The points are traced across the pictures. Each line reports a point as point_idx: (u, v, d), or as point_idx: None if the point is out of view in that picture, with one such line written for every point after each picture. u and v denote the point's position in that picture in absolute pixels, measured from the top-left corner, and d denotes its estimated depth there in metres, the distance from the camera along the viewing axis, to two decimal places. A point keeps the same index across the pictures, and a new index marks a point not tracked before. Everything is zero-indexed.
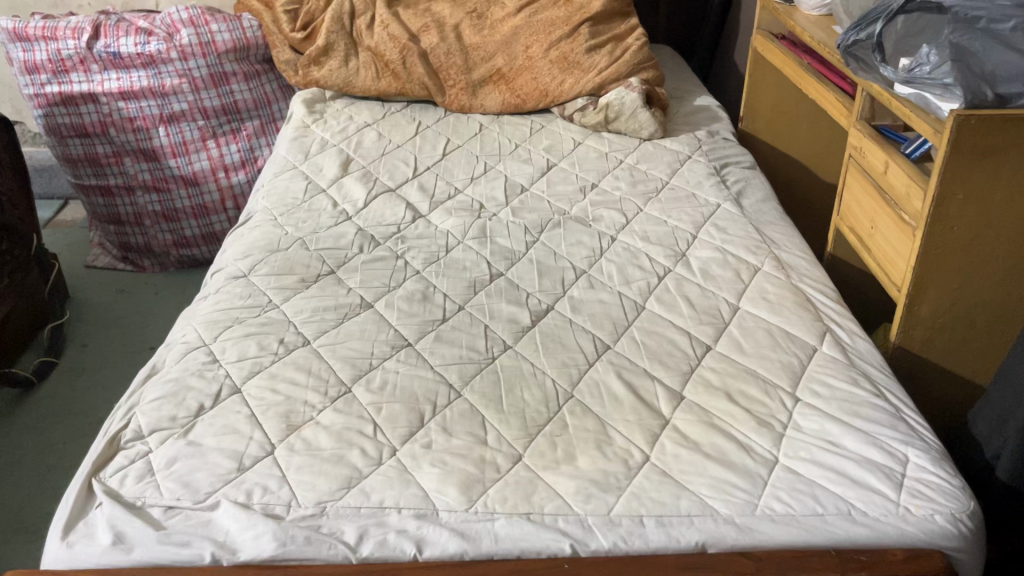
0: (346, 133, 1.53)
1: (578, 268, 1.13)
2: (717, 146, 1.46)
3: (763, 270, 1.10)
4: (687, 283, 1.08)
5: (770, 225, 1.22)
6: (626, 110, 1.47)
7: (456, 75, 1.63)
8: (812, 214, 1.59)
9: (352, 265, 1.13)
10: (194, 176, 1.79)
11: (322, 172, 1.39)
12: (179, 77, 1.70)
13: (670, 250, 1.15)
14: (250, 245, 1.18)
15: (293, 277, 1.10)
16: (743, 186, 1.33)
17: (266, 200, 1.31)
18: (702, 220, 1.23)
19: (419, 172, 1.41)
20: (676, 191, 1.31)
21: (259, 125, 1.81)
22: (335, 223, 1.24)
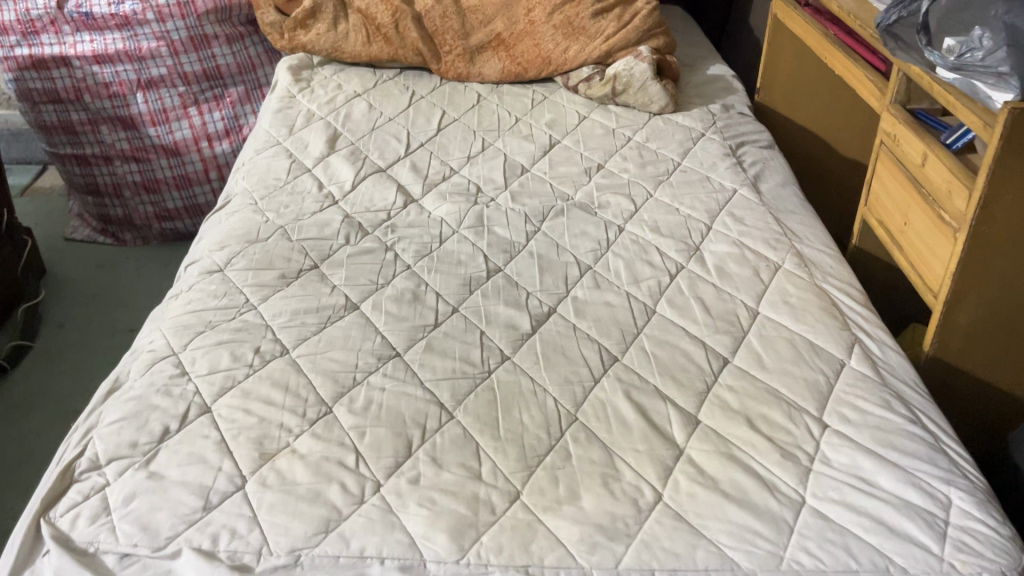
0: (334, 104, 1.43)
1: (582, 263, 1.04)
2: (731, 122, 1.36)
3: (784, 269, 1.01)
4: (702, 283, 0.99)
5: (791, 215, 1.13)
6: (635, 82, 1.36)
7: (452, 41, 1.52)
8: (831, 194, 1.50)
9: (336, 259, 1.04)
10: (175, 145, 1.68)
11: (308, 149, 1.30)
12: (156, 40, 1.59)
13: (683, 243, 1.06)
14: (226, 234, 1.09)
15: (272, 272, 1.01)
16: (761, 168, 1.23)
17: (246, 181, 1.22)
18: (717, 209, 1.13)
19: (412, 150, 1.31)
20: (689, 175, 1.21)
21: (244, 91, 1.71)
22: (320, 209, 1.15)
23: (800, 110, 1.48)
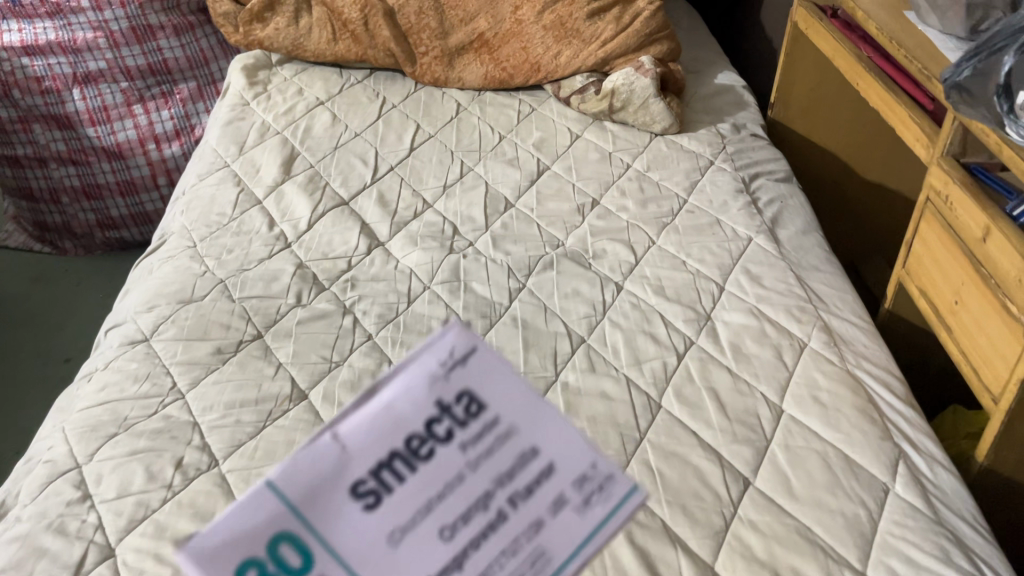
0: (293, 114, 1.25)
1: (574, 334, 0.89)
2: (743, 146, 1.20)
3: (811, 349, 0.86)
4: (715, 368, 0.84)
5: (815, 272, 0.97)
6: (635, 99, 1.20)
7: (429, 41, 1.35)
8: None
9: (284, 327, 0.88)
10: (117, 148, 1.50)
11: (259, 173, 1.12)
12: (94, 30, 1.39)
13: (691, 311, 0.91)
14: (156, 290, 0.93)
15: (207, 345, 0.86)
16: (779, 209, 1.07)
17: (185, 216, 1.05)
18: (731, 263, 0.98)
19: (380, 176, 1.14)
20: (697, 216, 1.05)
21: (195, 87, 1.52)
22: (268, 256, 0.98)
23: (818, 127, 1.32)
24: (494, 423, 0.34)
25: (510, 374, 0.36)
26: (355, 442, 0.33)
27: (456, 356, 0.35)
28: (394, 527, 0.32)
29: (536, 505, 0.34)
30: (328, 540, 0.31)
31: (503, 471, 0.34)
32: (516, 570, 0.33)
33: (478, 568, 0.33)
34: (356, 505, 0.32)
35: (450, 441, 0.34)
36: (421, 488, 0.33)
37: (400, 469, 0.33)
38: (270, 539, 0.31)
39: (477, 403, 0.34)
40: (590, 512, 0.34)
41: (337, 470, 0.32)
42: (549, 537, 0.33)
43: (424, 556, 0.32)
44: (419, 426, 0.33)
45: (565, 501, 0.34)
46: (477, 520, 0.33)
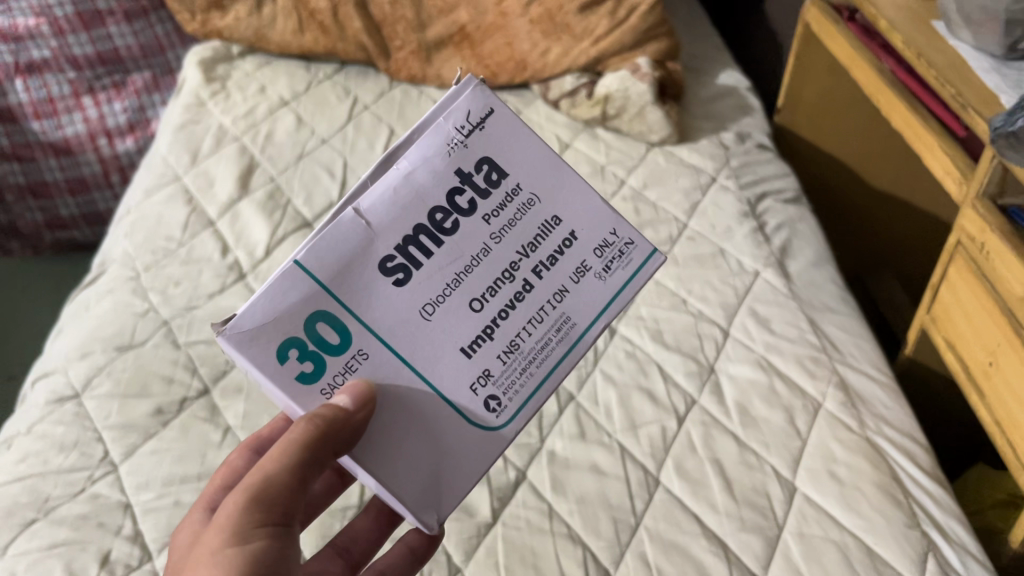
0: (254, 117, 1.14)
1: (562, 388, 0.79)
2: (748, 158, 1.10)
3: (826, 411, 0.77)
4: (720, 435, 0.75)
5: (828, 314, 0.88)
6: (631, 106, 1.09)
7: (404, 33, 1.23)
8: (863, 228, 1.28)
9: (234, 380, 0.78)
10: (66, 143, 1.38)
11: (213, 188, 1.01)
12: (36, 16, 1.27)
13: (692, 361, 0.82)
14: (91, 334, 0.82)
15: (145, 404, 0.75)
16: (788, 237, 0.98)
17: (128, 240, 0.94)
18: (735, 303, 0.88)
19: (349, 191, 1.03)
20: (698, 244, 0.96)
21: (150, 78, 1.39)
22: (220, 291, 0.88)
23: (826, 134, 1.22)
24: (515, 191, 0.53)
25: (527, 143, 0.54)
26: (378, 216, 0.51)
27: (473, 121, 0.53)
28: (426, 297, 0.51)
29: (561, 270, 0.54)
30: (359, 317, 0.50)
31: (527, 239, 0.53)
32: (547, 321, 0.54)
33: (504, 330, 0.53)
34: (390, 277, 0.51)
35: (474, 212, 0.52)
36: (455, 251, 0.52)
37: (432, 234, 0.51)
38: (307, 318, 0.49)
39: (494, 171, 0.53)
40: (610, 275, 0.55)
41: (372, 238, 0.50)
42: (570, 301, 0.54)
43: (460, 316, 0.52)
44: (444, 200, 0.52)
45: (586, 267, 0.55)
46: (506, 288, 0.53)
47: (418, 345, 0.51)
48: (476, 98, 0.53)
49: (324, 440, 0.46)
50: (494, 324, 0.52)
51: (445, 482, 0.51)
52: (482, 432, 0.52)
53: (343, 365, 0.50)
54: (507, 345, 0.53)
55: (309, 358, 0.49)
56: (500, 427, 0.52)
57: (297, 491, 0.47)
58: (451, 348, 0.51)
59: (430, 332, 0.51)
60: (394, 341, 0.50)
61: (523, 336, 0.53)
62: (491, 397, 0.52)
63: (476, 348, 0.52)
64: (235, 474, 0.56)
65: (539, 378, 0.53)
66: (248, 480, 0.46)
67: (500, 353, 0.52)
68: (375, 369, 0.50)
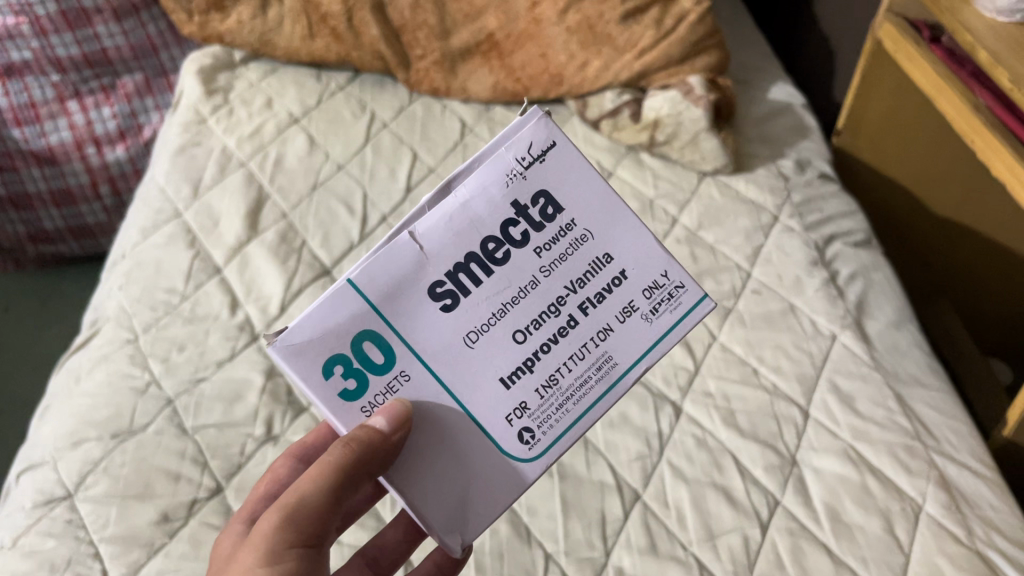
0: (261, 137, 1.02)
1: (625, 488, 0.70)
2: (811, 192, 0.99)
3: (928, 516, 0.68)
4: (810, 549, 0.66)
5: (917, 388, 0.78)
6: (684, 133, 0.99)
7: (426, 41, 1.10)
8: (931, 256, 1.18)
9: (251, 476, 0.68)
10: (49, 152, 1.26)
11: (218, 227, 0.90)
12: (15, 14, 1.12)
13: (772, 451, 0.72)
14: (83, 416, 0.71)
15: (148, 510, 0.65)
16: (863, 290, 0.88)
17: (124, 294, 0.83)
18: (814, 375, 0.78)
19: (370, 229, 0.92)
20: (765, 299, 0.85)
21: (143, 81, 1.27)
22: (230, 357, 0.77)
23: (886, 153, 1.12)
24: (569, 226, 0.49)
25: (587, 174, 0.50)
26: (430, 240, 0.47)
27: (534, 153, 0.49)
28: (471, 324, 0.48)
29: (607, 308, 0.50)
30: (404, 339, 0.47)
31: (577, 275, 0.50)
32: (589, 358, 0.50)
33: (545, 365, 0.49)
34: (436, 302, 0.48)
35: (526, 244, 0.49)
36: (502, 281, 0.48)
37: (482, 264, 0.48)
38: (353, 337, 0.47)
39: (551, 204, 0.49)
40: (659, 317, 0.51)
41: (424, 264, 0.47)
42: (614, 342, 0.50)
43: (502, 348, 0.49)
44: (499, 229, 0.48)
45: (633, 307, 0.51)
46: (550, 322, 0.49)
47: (458, 373, 0.48)
48: (540, 128, 0.49)
49: (360, 467, 0.44)
50: (536, 358, 0.49)
51: (472, 510, 0.49)
52: (513, 466, 0.49)
53: (384, 386, 0.48)
54: (546, 380, 0.49)
55: (353, 376, 0.47)
56: (532, 461, 0.49)
57: (330, 514, 0.46)
58: (490, 377, 0.49)
59: (470, 361, 0.48)
60: (433, 364, 0.48)
61: (564, 373, 0.50)
62: (526, 431, 0.49)
63: (516, 379, 0.49)
64: (277, 485, 0.55)
65: (575, 415, 0.50)
66: (282, 500, 0.45)
67: (539, 387, 0.49)
68: (416, 393, 0.48)
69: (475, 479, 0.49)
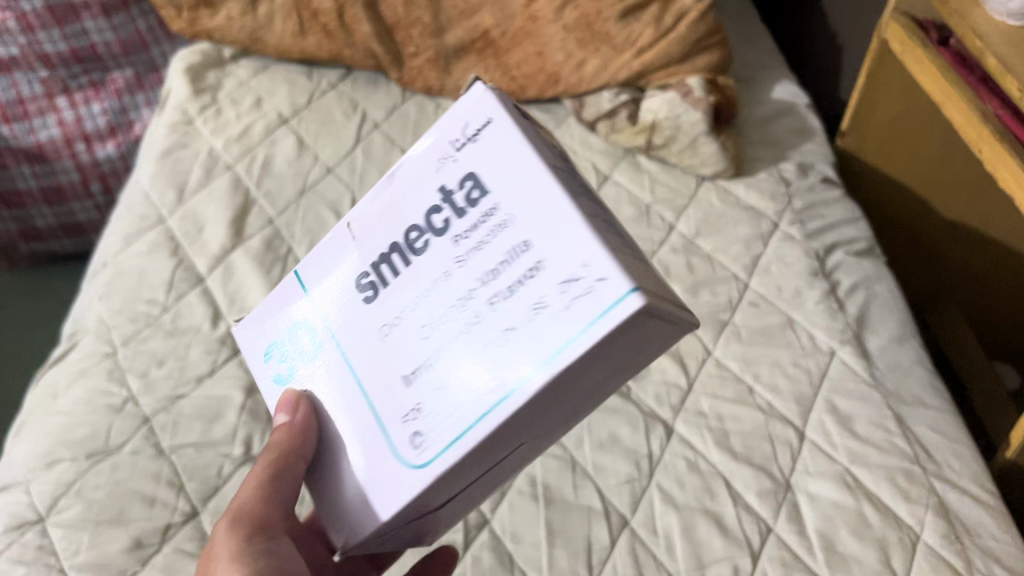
0: (249, 139, 0.99)
1: (613, 513, 0.67)
2: (813, 197, 0.96)
3: (925, 546, 0.66)
4: None
5: (918, 409, 0.76)
6: (683, 137, 0.96)
7: (420, 39, 1.07)
8: (936, 262, 1.15)
9: (227, 500, 0.66)
10: (39, 149, 1.24)
11: (203, 235, 0.88)
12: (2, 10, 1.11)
13: (766, 476, 0.70)
14: (59, 436, 0.70)
15: (121, 536, 0.64)
16: (866, 303, 0.85)
17: (104, 305, 0.81)
18: (812, 395, 0.76)
19: None
20: (764, 312, 0.83)
21: (133, 76, 1.24)
22: (211, 373, 0.76)
23: (895, 156, 1.09)
24: (489, 212, 0.43)
25: (512, 151, 0.44)
26: (359, 229, 0.49)
27: (468, 132, 0.46)
28: (383, 317, 0.47)
29: (517, 304, 0.41)
30: (331, 330, 0.50)
31: (492, 264, 0.43)
32: (487, 362, 0.41)
33: (437, 363, 0.43)
34: (362, 294, 0.48)
35: (447, 231, 0.45)
36: (415, 272, 0.46)
37: (401, 254, 0.47)
38: (289, 326, 0.52)
39: (477, 187, 0.44)
40: (568, 311, 0.39)
41: (353, 255, 0.49)
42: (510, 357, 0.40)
43: (404, 342, 0.45)
44: (421, 219, 0.46)
45: (545, 305, 0.40)
46: (453, 317, 0.43)
47: (370, 366, 0.47)
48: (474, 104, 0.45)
49: (280, 461, 0.47)
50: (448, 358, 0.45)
51: (355, 510, 0.46)
52: (398, 475, 0.43)
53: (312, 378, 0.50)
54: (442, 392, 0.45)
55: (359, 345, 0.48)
56: (418, 471, 0.43)
57: (280, 512, 0.49)
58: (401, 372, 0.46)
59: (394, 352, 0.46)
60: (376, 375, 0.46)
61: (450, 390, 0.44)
62: (417, 434, 0.43)
63: (411, 378, 0.45)
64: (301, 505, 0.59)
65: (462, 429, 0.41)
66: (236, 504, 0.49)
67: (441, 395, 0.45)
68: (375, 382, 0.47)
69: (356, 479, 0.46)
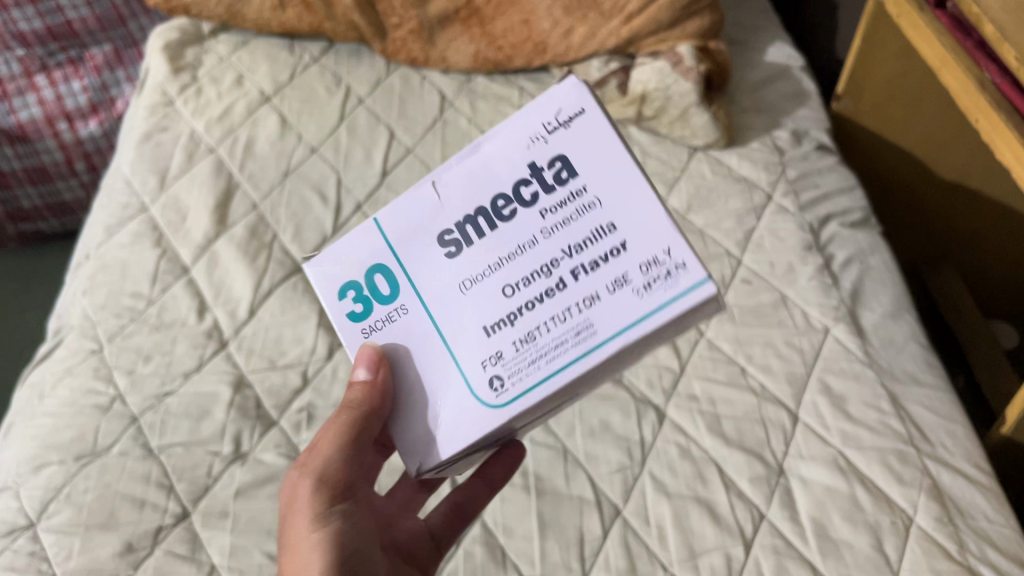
0: (230, 119, 0.97)
1: (604, 503, 0.67)
2: (807, 166, 0.95)
3: (918, 530, 0.65)
4: (794, 569, 0.63)
5: (912, 387, 0.75)
6: (674, 108, 0.94)
7: (403, 8, 1.04)
8: (934, 224, 1.13)
9: (217, 500, 0.66)
10: (20, 130, 1.21)
11: (186, 223, 0.86)
12: None
13: (758, 461, 0.69)
14: (47, 439, 0.70)
15: (112, 540, 0.63)
16: (859, 278, 0.84)
17: (88, 301, 0.81)
18: (804, 375, 0.75)
19: (343, 218, 0.88)
20: (756, 290, 0.82)
21: (112, 51, 1.21)
22: (197, 367, 0.75)
23: (902, 122, 1.06)
24: (578, 192, 0.45)
25: (611, 140, 0.45)
26: (445, 187, 0.48)
27: (562, 119, 0.46)
28: (467, 273, 0.47)
29: (600, 276, 0.44)
30: (409, 275, 0.48)
31: (576, 240, 0.45)
32: (568, 323, 0.45)
33: (527, 319, 0.46)
34: (442, 249, 0.47)
35: (533, 206, 0.46)
36: (505, 238, 0.46)
37: (488, 218, 0.47)
38: (367, 269, 0.49)
39: (566, 168, 0.46)
40: (648, 294, 0.44)
41: (438, 211, 0.47)
42: (600, 312, 0.44)
43: (490, 300, 0.46)
44: (510, 188, 0.46)
45: (624, 280, 0.44)
46: (539, 282, 0.45)
47: (446, 309, 0.47)
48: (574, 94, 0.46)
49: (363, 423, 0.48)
50: (519, 313, 0.46)
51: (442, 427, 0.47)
52: (482, 408, 0.46)
53: (386, 315, 0.49)
54: (524, 334, 0.46)
55: (363, 302, 0.50)
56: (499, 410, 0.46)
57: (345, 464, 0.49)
58: (475, 324, 0.47)
59: (463, 306, 0.47)
60: (433, 308, 0.48)
61: (543, 331, 0.45)
62: (496, 378, 0.46)
63: (496, 329, 0.46)
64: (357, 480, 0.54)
65: (544, 374, 0.45)
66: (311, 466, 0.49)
67: (516, 340, 0.46)
68: (411, 327, 0.48)
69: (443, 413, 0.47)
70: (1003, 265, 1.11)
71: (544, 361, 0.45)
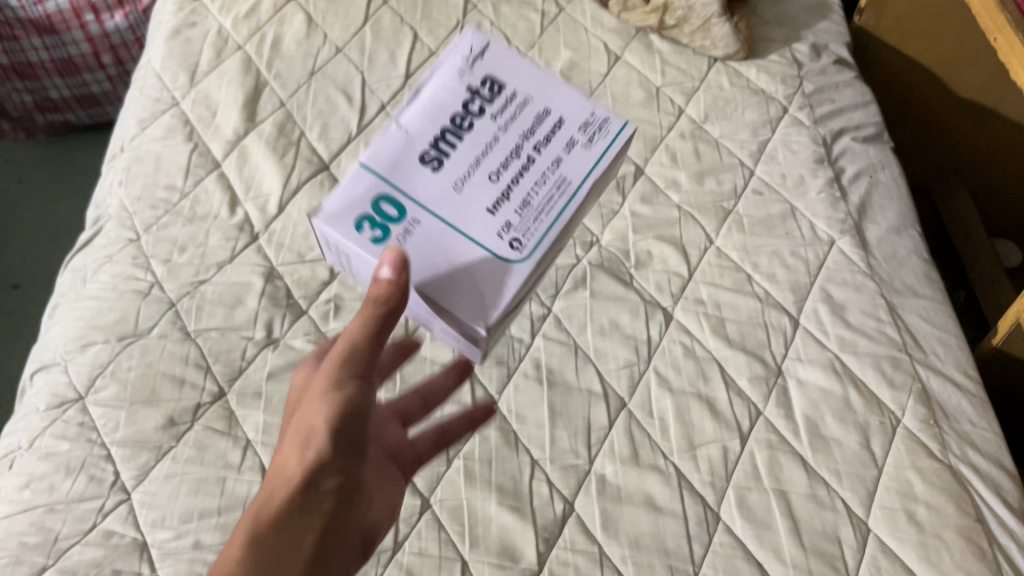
0: (257, 16, 0.98)
1: (611, 395, 0.72)
2: (825, 80, 0.96)
3: (905, 430, 0.70)
4: (787, 461, 0.68)
5: (910, 298, 0.79)
6: (695, 18, 0.95)
7: None
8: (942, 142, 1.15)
9: (251, 382, 0.71)
10: (48, 21, 1.22)
11: (216, 118, 0.89)
12: None
13: (758, 362, 0.74)
14: (91, 320, 0.74)
15: (156, 414, 0.69)
16: (867, 192, 0.87)
17: (124, 191, 0.84)
18: (808, 284, 0.79)
19: (368, 118, 0.90)
20: (766, 201, 0.85)
21: None
22: (230, 257, 0.79)
23: (931, 44, 1.05)
24: (511, 95, 0.55)
25: (516, 60, 0.57)
26: (410, 123, 0.54)
27: (474, 51, 0.57)
28: (455, 175, 0.52)
29: (554, 144, 0.54)
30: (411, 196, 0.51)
31: (524, 126, 0.54)
32: (548, 182, 0.52)
33: (517, 193, 0.52)
34: (426, 167, 0.52)
35: (483, 115, 0.54)
36: (473, 142, 0.53)
37: (453, 133, 0.53)
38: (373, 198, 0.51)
39: (494, 83, 0.55)
40: (593, 144, 0.55)
41: (410, 142, 0.53)
42: (567, 167, 0.53)
43: (480, 187, 0.52)
44: (459, 107, 0.54)
45: (573, 141, 0.54)
46: (514, 163, 0.53)
47: (457, 212, 0.51)
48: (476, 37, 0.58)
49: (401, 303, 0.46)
50: (510, 187, 0.52)
51: (487, 295, 0.49)
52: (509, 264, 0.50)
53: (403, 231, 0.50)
54: (521, 202, 0.51)
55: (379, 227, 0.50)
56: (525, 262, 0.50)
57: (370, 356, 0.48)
58: (479, 210, 0.51)
59: (461, 202, 0.51)
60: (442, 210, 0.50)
61: (534, 195, 0.52)
62: (515, 240, 0.50)
63: (499, 207, 0.51)
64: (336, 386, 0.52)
65: (550, 223, 0.51)
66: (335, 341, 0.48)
67: (516, 209, 0.51)
68: (430, 231, 0.50)
69: (481, 278, 0.49)
70: (1008, 183, 1.14)
71: (543, 209, 0.51)
